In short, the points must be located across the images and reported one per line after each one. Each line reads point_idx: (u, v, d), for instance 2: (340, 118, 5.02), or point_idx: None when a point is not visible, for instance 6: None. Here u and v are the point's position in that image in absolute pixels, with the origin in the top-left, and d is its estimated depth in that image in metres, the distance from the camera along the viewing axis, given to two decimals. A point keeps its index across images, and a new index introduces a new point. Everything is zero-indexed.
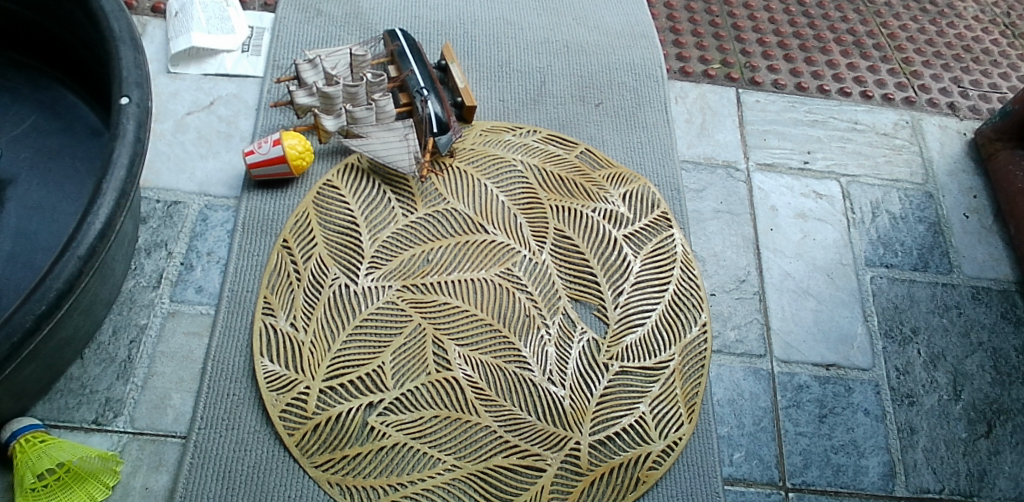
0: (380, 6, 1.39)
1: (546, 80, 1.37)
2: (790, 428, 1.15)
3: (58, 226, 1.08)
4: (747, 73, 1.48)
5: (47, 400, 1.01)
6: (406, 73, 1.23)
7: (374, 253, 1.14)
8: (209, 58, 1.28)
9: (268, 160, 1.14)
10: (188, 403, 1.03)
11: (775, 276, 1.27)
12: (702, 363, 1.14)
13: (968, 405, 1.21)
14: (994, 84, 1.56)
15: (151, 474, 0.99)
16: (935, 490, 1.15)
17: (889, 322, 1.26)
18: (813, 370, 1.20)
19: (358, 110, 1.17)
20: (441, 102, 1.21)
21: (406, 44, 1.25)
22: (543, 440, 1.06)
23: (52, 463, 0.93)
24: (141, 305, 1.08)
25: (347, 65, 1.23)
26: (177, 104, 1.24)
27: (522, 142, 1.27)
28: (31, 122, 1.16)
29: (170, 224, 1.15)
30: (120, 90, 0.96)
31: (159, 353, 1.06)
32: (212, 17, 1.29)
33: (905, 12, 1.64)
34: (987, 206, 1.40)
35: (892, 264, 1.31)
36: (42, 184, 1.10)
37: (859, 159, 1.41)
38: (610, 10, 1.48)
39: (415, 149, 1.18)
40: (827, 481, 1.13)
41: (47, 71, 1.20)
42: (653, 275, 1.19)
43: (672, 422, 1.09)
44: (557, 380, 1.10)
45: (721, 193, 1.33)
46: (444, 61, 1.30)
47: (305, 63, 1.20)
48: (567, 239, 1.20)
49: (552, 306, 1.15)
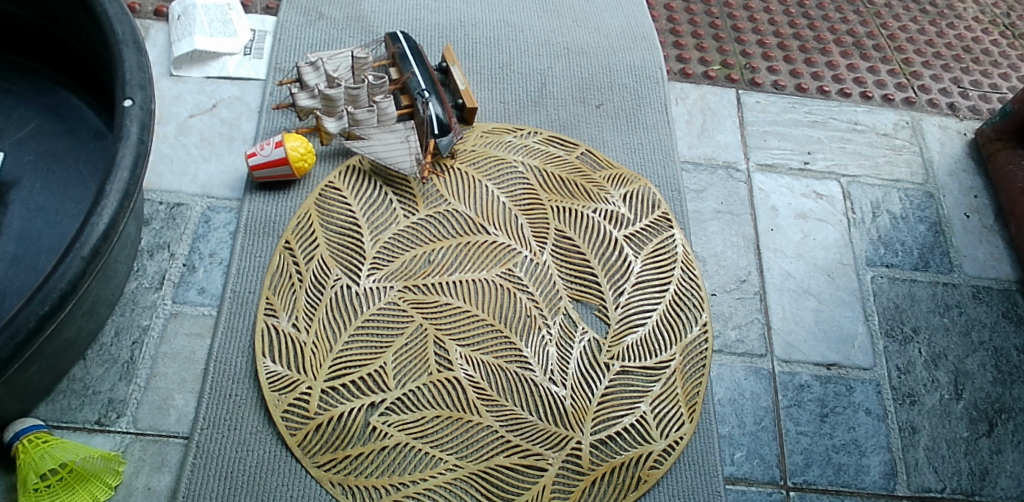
0: (381, 10, 1.40)
1: (547, 82, 1.37)
2: (791, 427, 1.15)
3: (61, 227, 1.08)
4: (747, 74, 1.48)
5: (50, 400, 1.02)
6: (407, 76, 1.23)
7: (376, 254, 1.14)
8: (212, 61, 1.29)
9: (269, 164, 1.15)
10: (190, 403, 1.04)
11: (776, 276, 1.27)
12: (703, 363, 1.15)
13: (969, 404, 1.21)
14: (994, 85, 1.56)
15: (154, 474, 0.99)
16: (937, 489, 1.15)
17: (889, 322, 1.26)
18: (813, 370, 1.20)
19: (360, 112, 1.17)
20: (443, 104, 1.22)
21: (407, 48, 1.26)
22: (544, 439, 1.06)
23: (55, 463, 0.94)
24: (143, 306, 1.09)
25: (348, 68, 1.23)
26: (179, 107, 1.25)
27: (523, 143, 1.28)
28: (35, 124, 1.16)
29: (173, 225, 1.16)
30: (123, 92, 0.97)
31: (161, 354, 1.06)
32: (215, 21, 1.30)
33: (905, 13, 1.65)
34: (987, 206, 1.41)
35: (892, 263, 1.32)
36: (45, 186, 1.11)
37: (859, 160, 1.41)
38: (610, 12, 1.48)
39: (416, 150, 1.18)
40: (828, 480, 1.13)
41: (50, 74, 1.21)
42: (654, 275, 1.19)
43: (673, 422, 1.10)
44: (558, 380, 1.10)
45: (722, 194, 1.33)
46: (445, 64, 1.30)
47: (307, 65, 1.20)
48: (569, 240, 1.20)
49: (553, 306, 1.15)
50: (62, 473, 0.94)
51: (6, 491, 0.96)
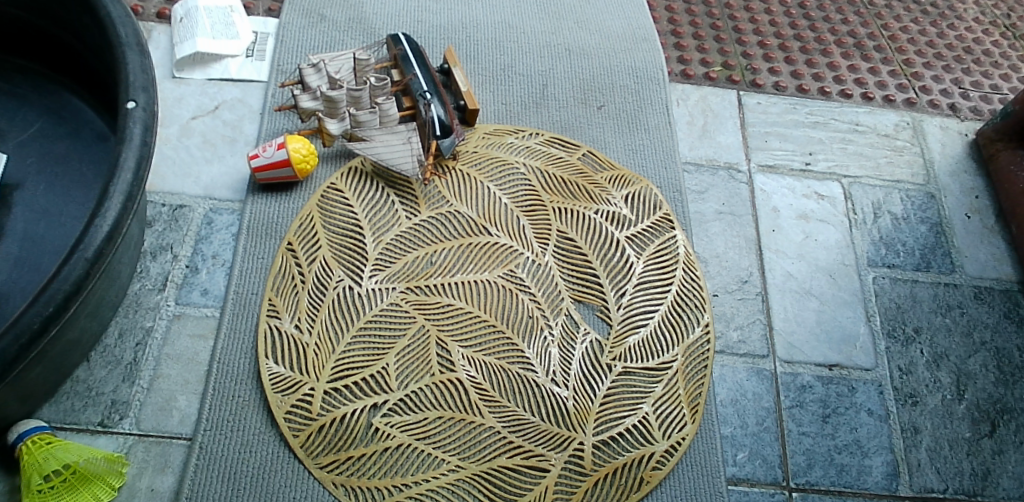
0: (382, 12, 1.40)
1: (548, 83, 1.37)
2: (793, 428, 1.15)
3: (64, 229, 1.09)
4: (749, 75, 1.48)
5: (54, 402, 1.02)
6: (409, 78, 1.23)
7: (379, 255, 1.14)
8: (214, 63, 1.29)
9: (275, 164, 1.15)
10: (193, 404, 1.04)
11: (778, 277, 1.27)
12: (705, 364, 1.15)
13: (971, 404, 1.21)
14: (994, 85, 1.57)
15: (157, 476, 0.99)
16: (939, 490, 1.15)
17: (891, 322, 1.26)
18: (815, 370, 1.20)
19: (363, 114, 1.17)
20: (445, 105, 1.22)
21: (409, 49, 1.26)
22: (547, 440, 1.06)
23: (59, 464, 0.94)
24: (146, 307, 1.09)
25: (350, 69, 1.23)
26: (182, 109, 1.25)
27: (524, 145, 1.28)
28: (38, 127, 1.16)
29: (175, 227, 1.16)
30: (126, 94, 0.97)
31: (164, 355, 1.06)
32: (217, 23, 1.30)
33: (906, 14, 1.65)
34: (988, 206, 1.41)
35: (893, 264, 1.32)
36: (49, 188, 1.11)
37: (861, 160, 1.42)
38: (611, 14, 1.48)
39: (416, 153, 1.18)
40: (830, 481, 1.13)
41: (52, 76, 1.21)
42: (656, 276, 1.20)
43: (676, 422, 1.10)
44: (561, 381, 1.10)
45: (723, 195, 1.33)
46: (447, 65, 1.30)
47: (309, 67, 1.21)
48: (571, 241, 1.20)
49: (556, 307, 1.15)
50: (65, 474, 0.94)
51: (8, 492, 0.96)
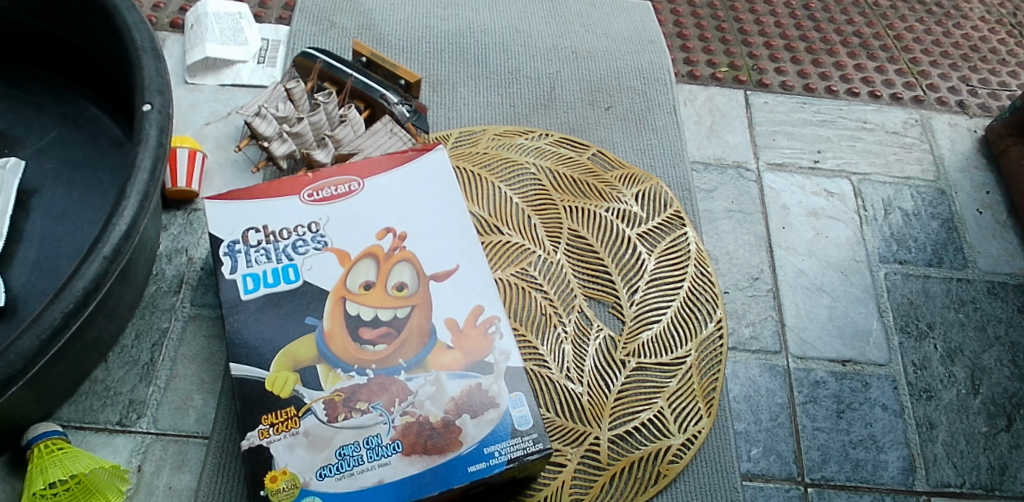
0: (391, 19, 1.43)
1: (555, 85, 1.39)
2: (807, 423, 1.15)
3: (81, 233, 1.08)
4: (756, 75, 1.49)
5: (73, 402, 1.03)
6: (351, 84, 1.21)
7: None
8: (225, 69, 1.31)
9: (198, 175, 1.18)
10: (210, 403, 1.05)
11: (789, 274, 1.27)
12: (718, 359, 1.15)
13: (986, 398, 1.21)
14: (1003, 83, 1.56)
15: (175, 474, 1.00)
16: (956, 484, 1.14)
17: (904, 317, 1.26)
18: (828, 366, 1.20)
19: (300, 127, 1.14)
20: (399, 94, 1.23)
21: (326, 58, 1.23)
22: (563, 435, 1.05)
23: (44, 483, 0.92)
24: (163, 309, 1.11)
25: (297, 99, 1.18)
26: (196, 115, 1.27)
27: (534, 145, 1.28)
28: (56, 134, 1.16)
29: (190, 230, 1.17)
30: (141, 97, 0.96)
31: (180, 355, 1.08)
32: (226, 30, 1.34)
33: (911, 14, 1.66)
34: (1000, 201, 1.40)
35: (905, 260, 1.32)
36: (67, 193, 1.11)
37: (870, 158, 1.42)
38: (619, 17, 1.51)
39: (407, 136, 1.17)
40: (846, 476, 1.13)
41: (70, 86, 1.20)
42: (668, 273, 1.19)
43: (692, 416, 1.10)
44: (574, 377, 1.08)
45: (732, 193, 1.34)
46: (364, 57, 1.26)
47: (254, 119, 1.13)
48: (582, 239, 1.19)
49: (568, 305, 1.14)
50: (56, 488, 0.92)
51: (13, 496, 0.95)
